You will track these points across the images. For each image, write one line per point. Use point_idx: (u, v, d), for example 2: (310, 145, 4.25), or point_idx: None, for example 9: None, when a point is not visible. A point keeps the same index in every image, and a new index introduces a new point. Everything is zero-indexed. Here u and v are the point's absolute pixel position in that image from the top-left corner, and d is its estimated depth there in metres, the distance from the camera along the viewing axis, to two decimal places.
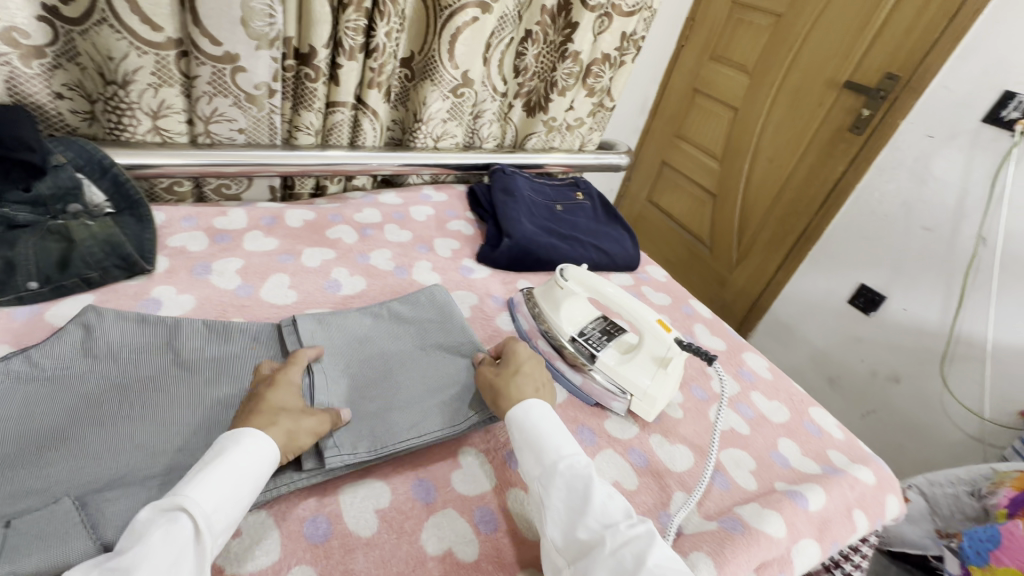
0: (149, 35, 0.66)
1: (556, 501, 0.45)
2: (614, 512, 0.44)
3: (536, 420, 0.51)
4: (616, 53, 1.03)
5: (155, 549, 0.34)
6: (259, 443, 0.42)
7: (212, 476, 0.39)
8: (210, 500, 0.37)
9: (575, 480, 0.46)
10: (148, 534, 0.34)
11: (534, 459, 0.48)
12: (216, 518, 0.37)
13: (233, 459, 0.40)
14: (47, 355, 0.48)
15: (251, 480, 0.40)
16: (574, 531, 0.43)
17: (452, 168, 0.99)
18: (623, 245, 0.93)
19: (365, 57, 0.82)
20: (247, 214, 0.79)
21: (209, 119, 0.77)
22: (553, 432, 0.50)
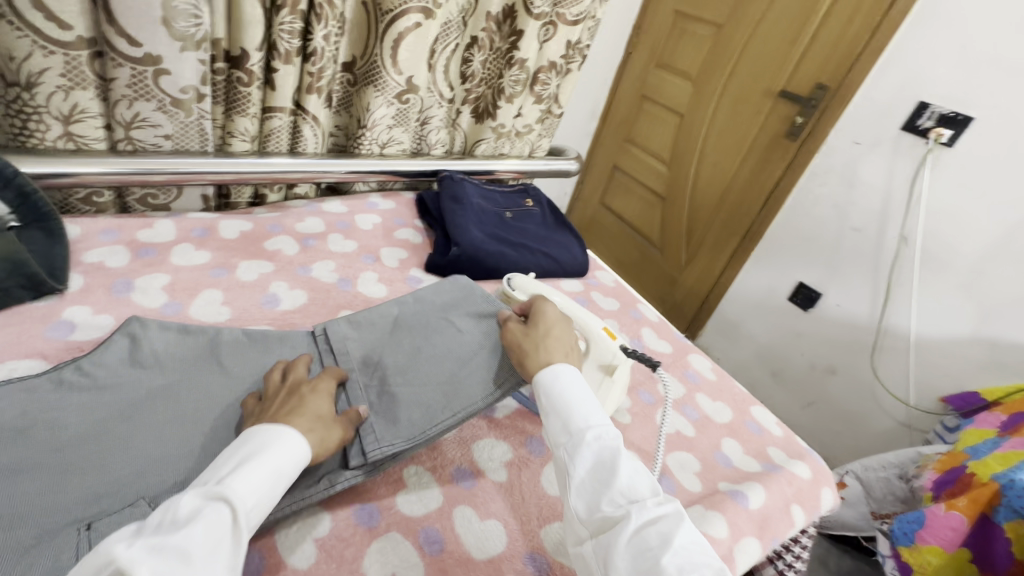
0: (57, 34, 0.61)
1: (580, 471, 0.44)
2: (640, 489, 0.43)
3: (565, 385, 0.51)
4: (563, 61, 1.04)
5: (203, 538, 0.33)
6: (293, 441, 0.42)
7: (255, 469, 0.38)
8: (251, 495, 0.37)
9: (604, 452, 0.45)
10: (196, 521, 0.34)
11: (560, 425, 0.48)
12: (253, 514, 0.37)
13: (274, 455, 0.40)
14: (97, 366, 0.52)
15: (285, 478, 0.41)
16: (598, 504, 0.43)
17: (399, 175, 0.97)
18: (573, 252, 0.94)
19: (303, 61, 0.79)
20: (176, 225, 0.75)
21: (130, 125, 0.72)
22: (580, 399, 0.49)
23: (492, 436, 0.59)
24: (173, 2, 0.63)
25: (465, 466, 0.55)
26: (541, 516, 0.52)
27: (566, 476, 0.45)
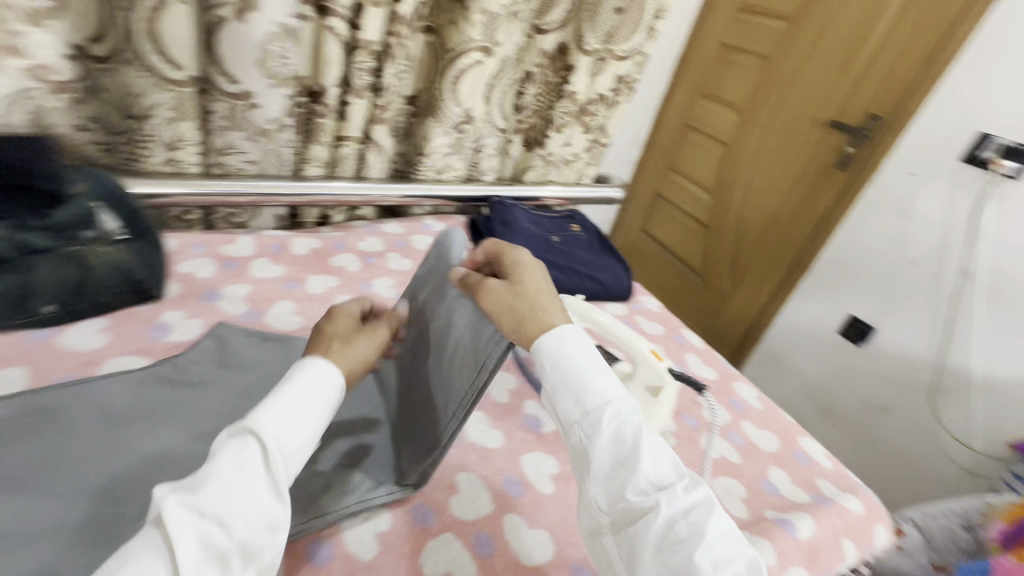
0: (171, 73, 0.70)
1: (599, 455, 0.42)
2: (666, 473, 0.41)
3: (572, 354, 0.46)
4: (612, 93, 1.08)
5: (229, 470, 0.34)
6: (321, 370, 0.41)
7: (280, 400, 0.39)
8: (278, 424, 0.37)
9: (623, 431, 0.43)
10: (221, 456, 0.35)
11: (574, 404, 0.44)
12: (286, 441, 0.37)
13: (298, 385, 0.40)
14: (188, 364, 0.58)
15: (318, 404, 0.40)
16: (621, 490, 0.41)
17: (452, 200, 1.03)
18: (618, 277, 0.96)
19: (373, 95, 0.87)
20: (255, 241, 0.82)
21: (222, 152, 0.81)
22: (592, 374, 0.45)
23: (540, 450, 0.61)
24: (269, 45, 0.72)
25: (514, 476, 0.57)
26: None
27: (585, 461, 0.43)
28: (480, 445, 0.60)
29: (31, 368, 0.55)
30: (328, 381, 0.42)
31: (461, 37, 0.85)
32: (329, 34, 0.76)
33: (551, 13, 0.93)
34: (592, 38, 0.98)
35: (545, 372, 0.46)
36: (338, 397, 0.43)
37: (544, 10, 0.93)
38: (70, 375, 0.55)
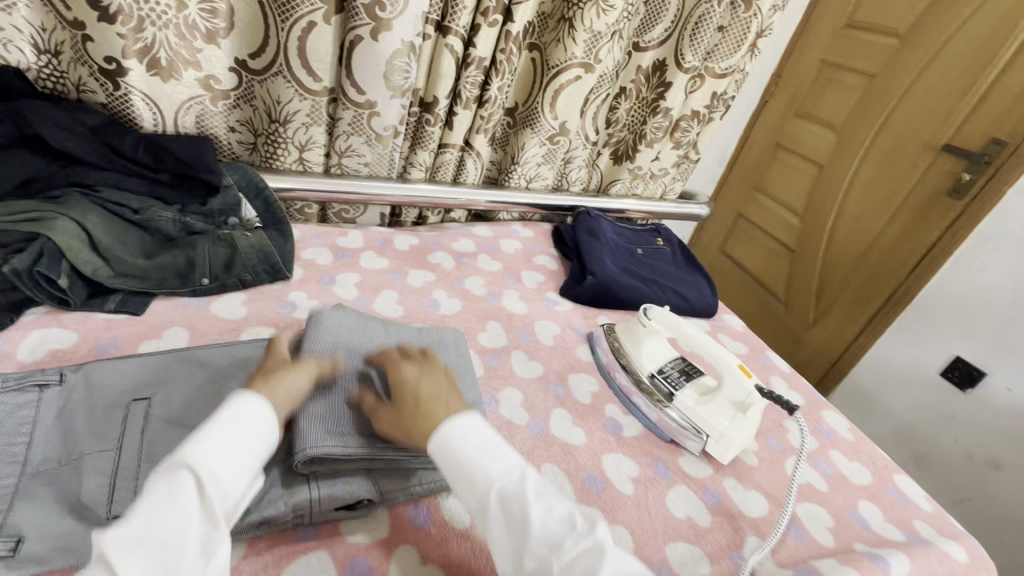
0: (310, 84, 0.80)
1: (497, 530, 0.43)
2: (558, 527, 0.42)
3: (459, 438, 0.47)
4: (706, 110, 1.08)
5: (160, 502, 0.35)
6: (247, 401, 0.44)
7: (211, 432, 0.40)
8: (210, 452, 0.39)
9: (512, 504, 0.43)
10: (151, 491, 0.36)
11: (468, 489, 0.45)
12: (220, 465, 0.39)
13: (228, 416, 0.42)
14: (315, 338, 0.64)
15: (249, 432, 0.42)
16: (520, 560, 0.41)
17: (539, 207, 1.07)
18: (702, 293, 0.96)
19: (477, 106, 0.93)
20: (363, 235, 0.91)
21: (343, 154, 0.90)
22: (480, 453, 0.46)
23: (620, 452, 0.63)
24: (394, 61, 0.80)
25: (595, 472, 0.60)
26: (666, 534, 0.55)
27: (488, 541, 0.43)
28: (563, 440, 0.63)
29: (190, 328, 0.64)
30: (259, 410, 0.44)
31: (563, 54, 0.90)
32: (445, 49, 0.84)
33: (652, 31, 0.96)
34: (692, 56, 0.98)
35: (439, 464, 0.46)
36: (272, 422, 0.44)
37: (645, 28, 0.95)
38: (220, 338, 0.64)
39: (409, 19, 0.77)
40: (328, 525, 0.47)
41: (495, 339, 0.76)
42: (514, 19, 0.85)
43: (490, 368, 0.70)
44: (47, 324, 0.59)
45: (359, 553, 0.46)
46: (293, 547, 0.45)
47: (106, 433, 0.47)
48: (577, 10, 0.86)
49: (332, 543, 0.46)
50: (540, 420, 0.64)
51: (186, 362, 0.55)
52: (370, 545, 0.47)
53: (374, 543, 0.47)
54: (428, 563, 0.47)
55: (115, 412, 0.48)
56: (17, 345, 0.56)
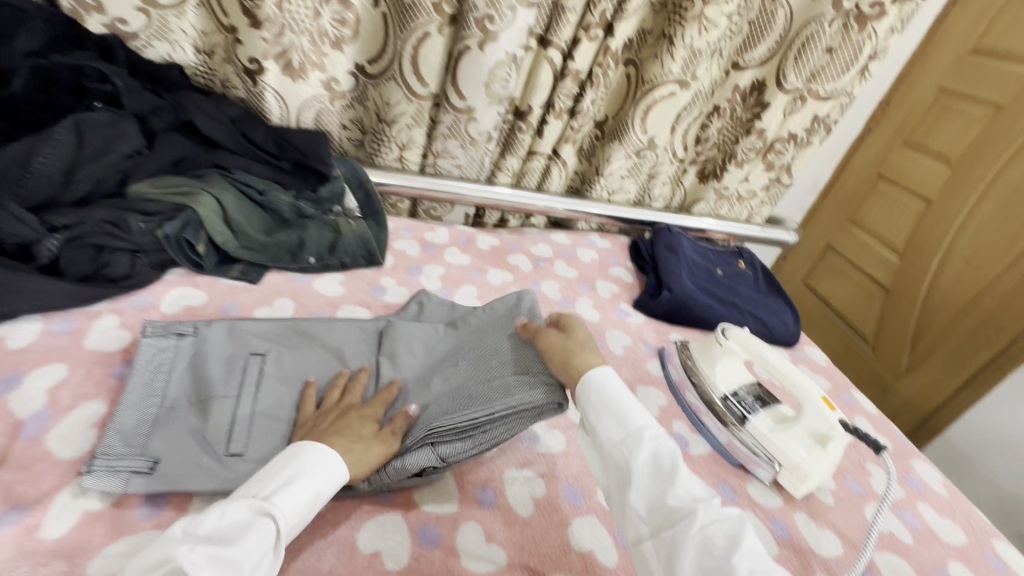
0: (418, 88, 0.87)
1: (641, 470, 0.47)
2: (700, 487, 0.46)
3: (617, 386, 0.52)
4: (805, 133, 1.03)
5: (248, 555, 0.37)
6: (336, 460, 0.46)
7: (297, 488, 0.43)
8: (292, 515, 0.41)
9: (661, 452, 0.48)
10: (241, 537, 0.38)
11: (618, 426, 0.49)
12: (291, 530, 0.41)
13: (318, 476, 0.44)
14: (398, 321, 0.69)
15: (322, 501, 0.44)
16: (661, 499, 0.45)
17: (618, 219, 1.08)
18: (784, 320, 0.92)
19: (568, 117, 0.95)
20: (449, 232, 0.96)
21: (438, 155, 0.96)
22: (633, 404, 0.51)
23: None
24: (496, 70, 0.84)
25: None
26: None
27: (628, 474, 0.47)
28: None
29: (295, 301, 0.71)
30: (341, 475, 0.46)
31: (660, 70, 0.90)
32: (544, 61, 0.86)
33: (755, 49, 0.93)
34: (795, 77, 0.95)
35: (585, 402, 0.52)
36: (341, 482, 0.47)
37: (747, 47, 0.93)
38: (319, 312, 0.71)
39: (514, 32, 0.81)
40: (403, 493, 0.51)
41: None
42: (614, 35, 0.86)
43: None
44: (183, 284, 0.68)
45: (428, 522, 0.49)
46: (371, 505, 0.49)
47: (228, 378, 0.53)
48: (678, 28, 0.85)
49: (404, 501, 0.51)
50: None
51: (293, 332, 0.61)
52: (439, 516, 0.50)
53: (442, 516, 0.50)
54: (493, 542, 0.49)
55: (236, 362, 0.55)
56: (161, 298, 0.65)
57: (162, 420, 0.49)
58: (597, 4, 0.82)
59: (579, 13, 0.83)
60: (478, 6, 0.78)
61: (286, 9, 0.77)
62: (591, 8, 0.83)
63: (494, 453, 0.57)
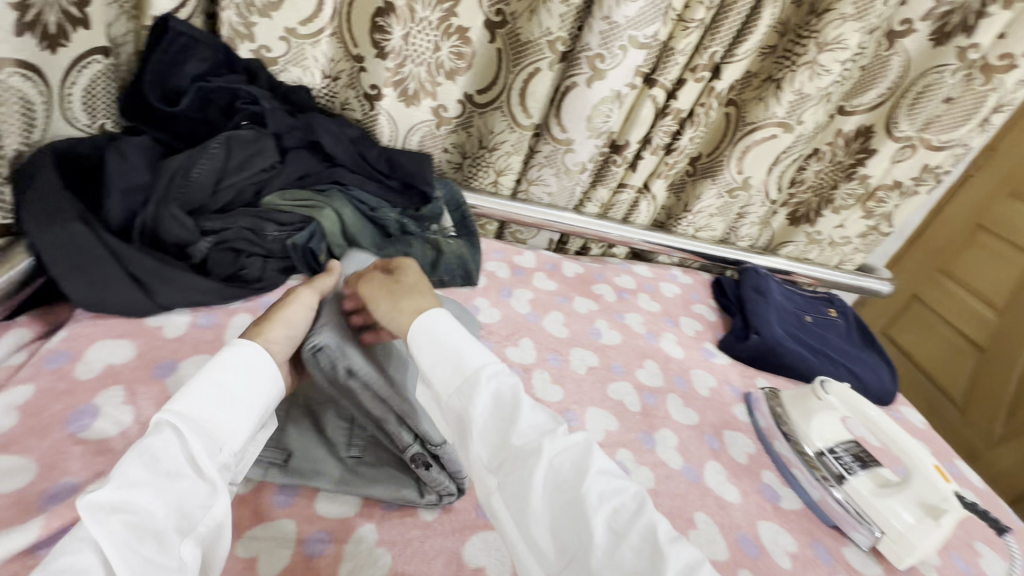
0: (522, 119, 0.91)
1: (481, 414, 0.45)
2: (544, 421, 0.46)
3: (446, 331, 0.50)
4: (912, 182, 0.99)
5: (147, 459, 0.38)
6: (234, 354, 0.45)
7: (195, 388, 0.42)
8: (195, 413, 0.41)
9: (503, 388, 0.47)
10: (139, 447, 0.38)
11: (453, 370, 0.47)
12: (204, 425, 0.41)
13: (215, 371, 0.43)
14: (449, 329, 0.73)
15: (234, 392, 0.43)
16: (506, 442, 0.44)
17: (702, 256, 1.07)
18: (880, 376, 0.88)
19: (664, 153, 0.97)
20: (536, 257, 0.98)
21: (533, 182, 0.99)
22: (463, 344, 0.49)
23: (776, 522, 0.62)
24: (600, 106, 0.86)
25: (749, 536, 0.59)
26: None
27: (467, 423, 0.45)
28: (718, 493, 0.63)
29: None
30: (257, 361, 0.46)
31: (763, 112, 0.90)
32: (647, 99, 0.88)
33: (864, 95, 0.91)
34: (907, 125, 0.92)
35: (419, 349, 0.50)
36: (269, 371, 0.46)
37: (856, 92, 0.91)
38: None
39: (622, 71, 0.83)
40: None
41: (653, 378, 0.78)
42: (721, 77, 0.87)
43: (647, 406, 0.72)
44: None
45: None
46: (475, 521, 0.52)
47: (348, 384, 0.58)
48: (788, 72, 0.85)
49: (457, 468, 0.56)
50: (694, 467, 0.65)
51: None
52: None
53: None
54: None
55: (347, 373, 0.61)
56: None
57: (293, 416, 0.54)
58: (706, 47, 0.83)
59: (688, 55, 0.84)
60: (592, 45, 0.81)
61: (410, 42, 0.84)
62: (700, 50, 0.84)
63: None
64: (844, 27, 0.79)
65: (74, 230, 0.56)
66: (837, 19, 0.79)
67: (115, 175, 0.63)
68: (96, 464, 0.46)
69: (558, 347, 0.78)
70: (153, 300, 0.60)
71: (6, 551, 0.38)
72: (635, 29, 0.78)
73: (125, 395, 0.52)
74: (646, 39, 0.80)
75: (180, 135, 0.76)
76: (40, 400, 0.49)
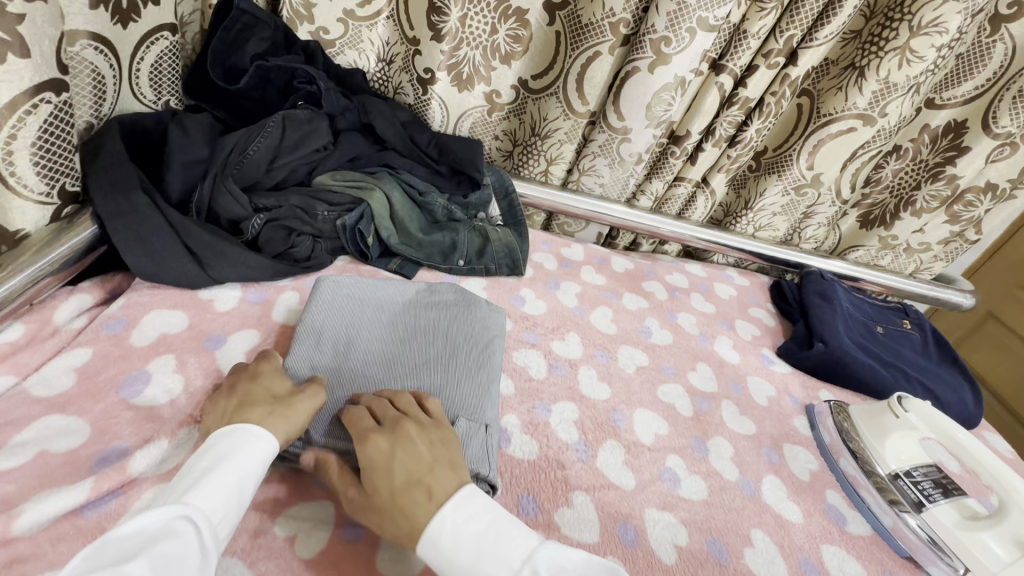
0: (577, 106, 0.87)
1: None
2: None
3: (448, 539, 0.41)
4: (1008, 185, 0.90)
5: (161, 565, 0.33)
6: (259, 443, 0.42)
7: (215, 479, 0.39)
8: (215, 511, 0.38)
9: None
10: (153, 548, 0.34)
11: None
12: (218, 526, 0.38)
13: (241, 463, 0.41)
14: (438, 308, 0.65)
15: (250, 489, 0.41)
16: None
17: (761, 257, 1.00)
18: (961, 396, 0.80)
19: (727, 145, 0.91)
20: (584, 250, 0.94)
21: (584, 173, 0.96)
22: (474, 557, 0.40)
23: (843, 547, 0.56)
24: (662, 94, 0.82)
25: (812, 560, 0.54)
26: None
27: None
28: (777, 511, 0.58)
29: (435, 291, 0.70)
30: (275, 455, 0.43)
31: (841, 103, 0.83)
32: (714, 86, 0.83)
33: (958, 87, 0.83)
34: (1010, 119, 0.82)
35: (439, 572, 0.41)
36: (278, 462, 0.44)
37: (949, 83, 0.83)
38: None
39: (688, 56, 0.78)
40: (547, 511, 0.51)
41: (706, 382, 0.73)
42: (797, 63, 0.81)
43: (699, 412, 0.68)
44: (351, 271, 0.74)
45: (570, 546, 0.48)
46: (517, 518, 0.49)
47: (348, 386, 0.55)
48: (873, 59, 0.78)
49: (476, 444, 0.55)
50: (751, 481, 0.60)
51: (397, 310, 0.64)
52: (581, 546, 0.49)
53: (585, 545, 0.49)
54: None
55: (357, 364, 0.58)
56: None
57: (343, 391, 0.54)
58: (784, 30, 0.77)
59: (761, 39, 0.78)
60: (658, 27, 0.76)
61: (467, 24, 0.82)
62: (776, 34, 0.78)
63: (634, 487, 0.55)
64: (943, 8, 0.71)
65: (136, 200, 0.57)
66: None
67: (176, 148, 0.64)
68: (145, 430, 0.46)
69: (606, 344, 0.74)
70: (206, 272, 0.61)
71: (57, 509, 0.38)
72: (705, 10, 0.73)
73: (174, 363, 0.52)
74: (717, 20, 0.75)
75: (238, 113, 0.77)
76: (96, 363, 0.50)
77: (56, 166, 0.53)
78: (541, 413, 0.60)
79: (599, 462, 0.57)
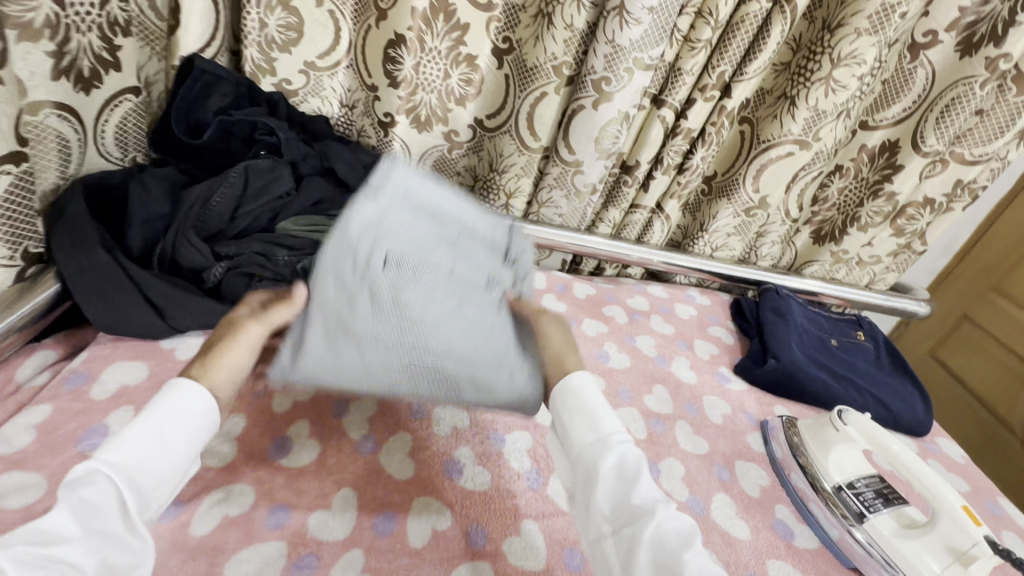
0: (530, 142, 0.92)
1: (607, 477, 0.47)
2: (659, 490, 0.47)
3: (585, 390, 0.53)
4: (944, 199, 0.94)
5: (73, 511, 0.35)
6: (183, 396, 0.43)
7: (132, 431, 0.40)
8: (131, 458, 0.39)
9: (627, 456, 0.48)
10: (67, 495, 0.36)
11: (587, 429, 0.50)
12: (140, 474, 0.39)
13: (161, 417, 0.42)
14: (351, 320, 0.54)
15: (174, 439, 0.42)
16: (624, 503, 0.46)
17: (720, 276, 1.04)
18: (911, 404, 0.83)
19: (676, 172, 0.95)
20: (546, 278, 0.97)
21: (543, 204, 0.99)
22: (600, 406, 0.52)
23: (788, 561, 0.58)
24: (608, 128, 0.86)
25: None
26: None
27: (595, 479, 0.47)
28: (725, 529, 0.60)
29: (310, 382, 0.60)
30: (198, 405, 0.44)
31: (778, 130, 0.87)
32: (656, 119, 0.88)
33: (888, 109, 0.87)
34: (936, 139, 0.87)
35: (562, 405, 0.53)
36: (212, 414, 0.45)
37: (879, 106, 0.88)
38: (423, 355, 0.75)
39: (628, 93, 0.83)
40: (495, 540, 0.53)
41: (661, 404, 0.76)
42: (732, 95, 0.85)
43: (653, 433, 0.70)
44: None
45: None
46: (465, 550, 0.51)
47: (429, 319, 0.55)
48: (802, 89, 0.83)
49: (428, 476, 0.57)
50: (700, 500, 0.62)
51: (405, 287, 0.55)
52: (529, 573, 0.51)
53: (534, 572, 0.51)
54: None
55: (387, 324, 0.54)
56: None
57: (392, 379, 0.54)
58: (715, 66, 0.82)
59: (696, 75, 0.83)
60: (597, 68, 0.81)
61: (421, 71, 0.87)
62: (709, 70, 0.83)
63: None
64: (858, 42, 0.77)
65: (96, 258, 0.60)
66: (851, 34, 0.76)
67: (138, 205, 0.67)
68: None
69: None
70: (167, 323, 0.63)
71: None
72: (639, 51, 0.78)
73: (133, 415, 0.55)
74: (652, 60, 0.79)
75: (203, 165, 0.81)
76: (55, 419, 0.52)
77: (19, 231, 0.56)
78: (496, 443, 0.62)
79: (550, 489, 0.59)
